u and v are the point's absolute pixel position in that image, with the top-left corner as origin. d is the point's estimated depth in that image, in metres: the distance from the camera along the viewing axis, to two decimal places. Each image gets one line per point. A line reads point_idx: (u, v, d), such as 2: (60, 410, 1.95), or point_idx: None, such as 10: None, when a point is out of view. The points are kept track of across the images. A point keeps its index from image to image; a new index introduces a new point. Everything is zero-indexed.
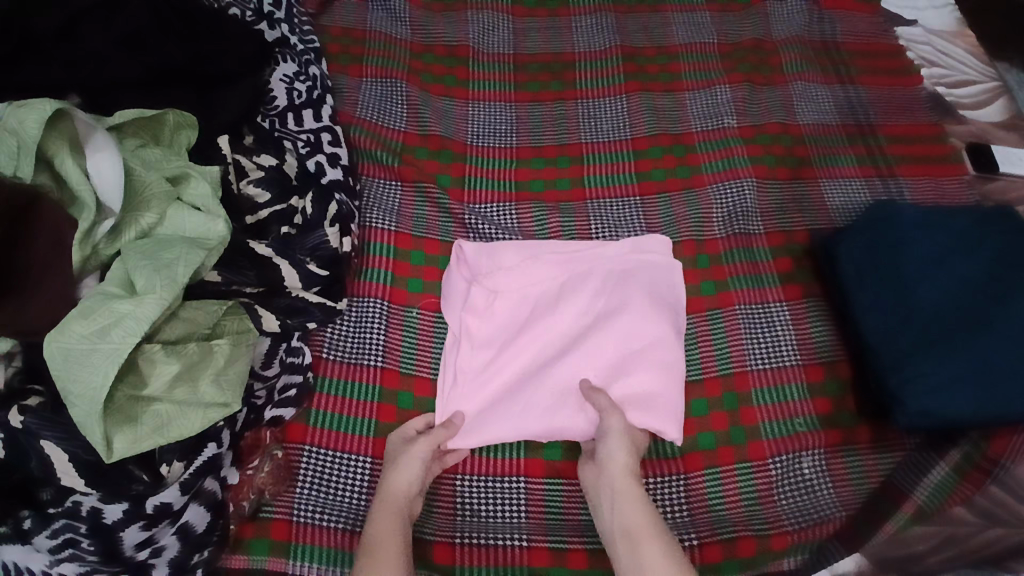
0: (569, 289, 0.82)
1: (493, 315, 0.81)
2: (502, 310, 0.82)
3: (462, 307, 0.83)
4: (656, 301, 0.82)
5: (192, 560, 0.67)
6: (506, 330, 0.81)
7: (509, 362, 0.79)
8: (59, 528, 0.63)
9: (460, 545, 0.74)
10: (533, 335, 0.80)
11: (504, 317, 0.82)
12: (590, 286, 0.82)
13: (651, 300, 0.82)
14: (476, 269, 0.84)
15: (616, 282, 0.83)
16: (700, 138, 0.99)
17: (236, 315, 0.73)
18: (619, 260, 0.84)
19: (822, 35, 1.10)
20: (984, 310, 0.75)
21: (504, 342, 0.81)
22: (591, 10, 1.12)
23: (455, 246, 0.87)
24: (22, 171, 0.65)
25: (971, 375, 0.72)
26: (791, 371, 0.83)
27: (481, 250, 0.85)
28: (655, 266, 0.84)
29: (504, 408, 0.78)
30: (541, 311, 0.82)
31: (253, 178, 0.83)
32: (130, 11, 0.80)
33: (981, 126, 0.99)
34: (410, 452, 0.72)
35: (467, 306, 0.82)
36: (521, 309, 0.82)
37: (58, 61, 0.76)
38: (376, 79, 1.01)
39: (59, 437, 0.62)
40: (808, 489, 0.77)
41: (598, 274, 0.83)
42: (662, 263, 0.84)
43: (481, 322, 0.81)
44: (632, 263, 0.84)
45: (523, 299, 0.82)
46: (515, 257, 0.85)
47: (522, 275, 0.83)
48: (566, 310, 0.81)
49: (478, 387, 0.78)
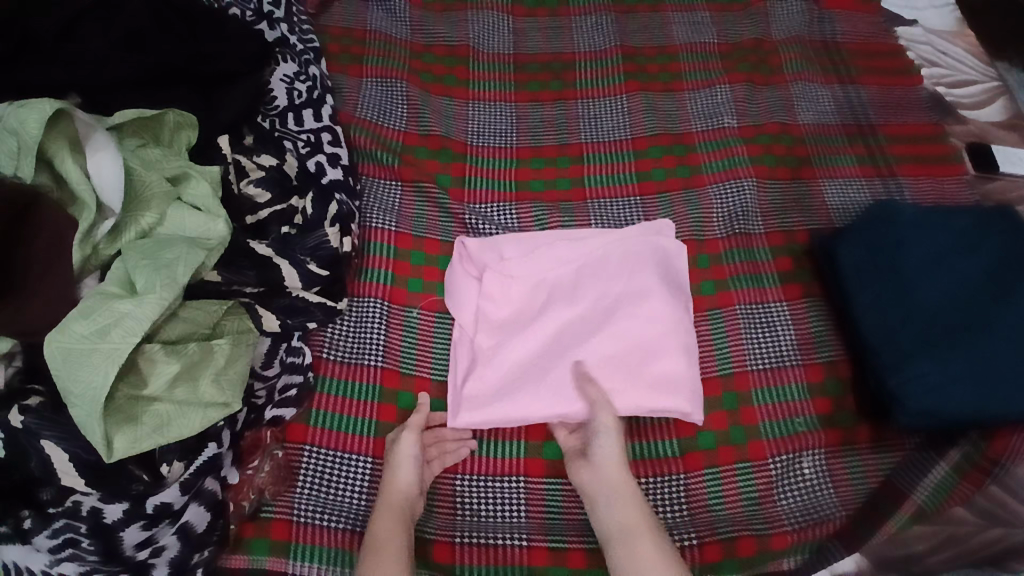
0: (583, 275, 0.83)
1: (507, 303, 0.82)
2: (515, 296, 0.83)
3: (476, 297, 0.83)
4: (667, 285, 0.82)
5: (192, 560, 0.68)
6: (519, 318, 0.82)
7: (521, 348, 0.80)
8: (59, 528, 0.63)
9: (460, 544, 0.74)
10: (544, 321, 0.81)
11: (518, 306, 0.83)
12: (603, 271, 0.83)
13: (662, 284, 0.82)
14: (483, 261, 0.85)
15: (628, 269, 0.83)
16: (701, 138, 0.99)
17: (237, 314, 0.74)
18: (626, 241, 0.84)
19: (822, 36, 1.10)
20: (984, 310, 0.75)
21: (519, 328, 0.81)
22: (591, 10, 1.12)
23: (460, 242, 0.87)
24: (22, 170, 0.65)
25: (971, 374, 0.72)
26: (791, 370, 0.83)
27: (483, 244, 0.86)
28: (660, 248, 0.84)
29: (516, 393, 0.78)
30: (552, 297, 0.82)
31: (253, 178, 0.83)
32: (130, 11, 0.81)
33: (981, 126, 0.99)
34: (403, 451, 0.73)
35: (481, 295, 0.83)
36: (534, 297, 0.83)
37: (58, 61, 0.76)
38: (376, 79, 1.01)
39: (59, 436, 0.62)
40: (808, 489, 0.77)
41: (608, 258, 0.83)
42: (668, 244, 0.84)
43: (495, 308, 0.82)
44: (638, 243, 0.84)
45: (537, 286, 0.83)
46: (518, 248, 0.86)
47: (534, 262, 0.84)
48: (578, 297, 0.82)
49: (489, 369, 0.79)
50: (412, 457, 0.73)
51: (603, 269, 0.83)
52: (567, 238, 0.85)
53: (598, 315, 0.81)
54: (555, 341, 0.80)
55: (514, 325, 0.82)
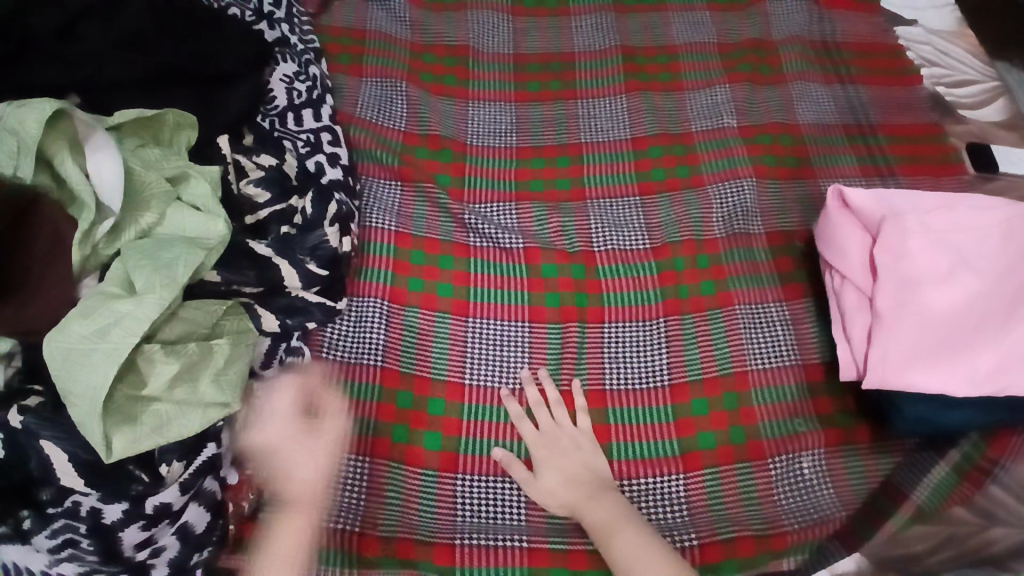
0: (899, 234, 0.74)
1: (900, 281, 0.73)
2: (858, 265, 0.77)
3: (852, 281, 0.77)
4: (959, 245, 0.75)
5: (192, 560, 0.68)
6: (894, 278, 0.74)
7: (925, 308, 0.72)
8: (59, 528, 0.63)
9: (460, 545, 0.73)
10: (915, 283, 0.73)
11: (884, 270, 0.74)
12: (913, 231, 0.75)
13: (960, 249, 0.75)
14: (848, 222, 0.79)
15: (935, 234, 0.75)
16: (701, 138, 0.99)
17: (236, 314, 0.73)
18: (889, 205, 0.78)
19: (822, 35, 1.10)
20: (998, 312, 0.72)
21: (907, 300, 0.73)
22: (591, 9, 1.13)
23: (836, 192, 0.80)
24: (21, 170, 0.64)
25: (987, 370, 0.70)
26: (791, 370, 0.83)
27: (849, 220, 0.79)
28: (949, 219, 0.76)
29: (915, 343, 0.71)
30: (895, 260, 0.74)
31: (253, 178, 0.83)
32: (131, 13, 0.80)
33: (981, 125, 0.99)
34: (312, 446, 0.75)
35: (865, 273, 0.77)
36: (884, 256, 0.74)
37: (56, 60, 0.75)
38: (376, 79, 1.01)
39: (59, 437, 0.61)
40: (808, 489, 0.77)
41: (927, 223, 0.75)
42: (966, 222, 0.76)
43: (875, 279, 0.75)
44: (900, 206, 0.78)
45: (895, 264, 0.74)
46: (853, 233, 0.79)
47: (850, 238, 0.79)
48: (912, 263, 0.74)
49: (899, 333, 0.71)
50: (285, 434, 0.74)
51: (921, 247, 0.74)
52: (847, 214, 0.80)
53: (925, 274, 0.73)
54: (943, 297, 0.73)
55: (904, 294, 0.73)
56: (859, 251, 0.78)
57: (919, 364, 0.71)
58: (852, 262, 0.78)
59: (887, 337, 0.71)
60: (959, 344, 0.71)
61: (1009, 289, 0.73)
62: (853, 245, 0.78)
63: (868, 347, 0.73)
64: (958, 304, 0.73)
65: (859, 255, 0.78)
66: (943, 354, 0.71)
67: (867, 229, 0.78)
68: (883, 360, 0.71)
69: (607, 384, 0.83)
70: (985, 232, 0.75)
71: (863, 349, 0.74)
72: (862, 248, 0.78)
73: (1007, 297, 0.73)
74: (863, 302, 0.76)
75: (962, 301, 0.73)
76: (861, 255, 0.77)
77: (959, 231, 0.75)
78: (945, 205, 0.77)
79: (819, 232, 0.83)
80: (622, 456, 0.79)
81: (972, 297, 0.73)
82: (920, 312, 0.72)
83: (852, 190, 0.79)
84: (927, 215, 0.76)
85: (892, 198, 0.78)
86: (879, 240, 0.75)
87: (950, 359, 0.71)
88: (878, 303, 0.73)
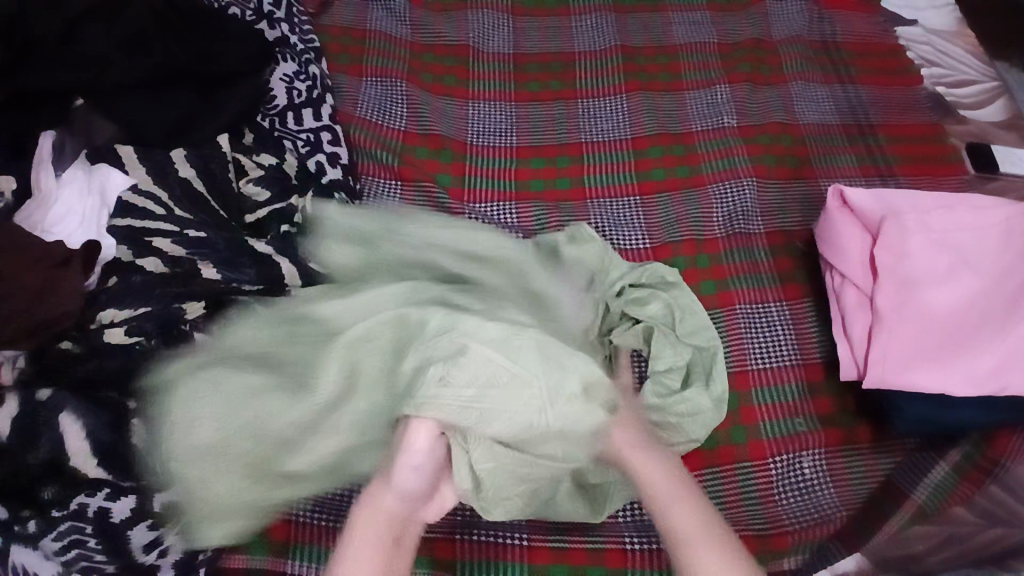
0: (898, 236, 0.75)
1: (897, 283, 0.74)
2: (856, 266, 0.77)
3: (851, 283, 0.77)
4: (958, 245, 0.76)
5: (197, 559, 0.66)
6: (893, 279, 0.74)
7: (923, 308, 0.73)
8: (64, 530, 0.60)
9: (461, 540, 0.72)
10: (914, 283, 0.74)
11: (884, 270, 0.74)
12: (913, 231, 0.76)
13: (961, 249, 0.75)
14: (849, 221, 0.80)
15: (935, 233, 0.76)
16: (700, 138, 0.99)
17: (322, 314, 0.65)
18: (888, 205, 0.79)
19: (822, 35, 1.10)
20: (999, 313, 0.73)
21: (906, 301, 0.73)
22: (590, 10, 1.13)
23: (833, 191, 0.81)
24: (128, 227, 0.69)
25: (987, 369, 0.70)
26: (790, 370, 0.83)
27: (851, 220, 0.80)
28: (949, 219, 0.77)
29: (914, 343, 0.71)
30: (894, 262, 0.75)
31: (253, 177, 0.80)
32: (133, 12, 0.80)
33: (981, 125, 1.00)
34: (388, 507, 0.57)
35: (863, 274, 0.77)
36: (883, 256, 0.75)
37: (59, 61, 0.75)
38: (375, 79, 1.01)
39: (81, 412, 0.61)
40: (808, 490, 0.77)
41: (926, 224, 0.76)
42: (965, 220, 0.77)
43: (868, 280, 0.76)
44: (897, 204, 0.79)
45: (894, 263, 0.74)
46: (853, 233, 0.79)
47: (849, 238, 0.79)
48: (911, 264, 0.74)
49: (896, 334, 0.72)
50: (416, 468, 0.57)
51: (921, 246, 0.75)
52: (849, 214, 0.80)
53: (923, 273, 0.74)
54: (941, 296, 0.74)
55: (901, 295, 0.73)
56: (858, 250, 0.78)
57: (919, 364, 0.71)
58: (852, 263, 0.78)
59: (886, 338, 0.72)
60: (960, 343, 0.72)
61: (1009, 287, 0.74)
62: (853, 246, 0.78)
63: (868, 347, 0.73)
64: (958, 304, 0.73)
65: (858, 255, 0.78)
66: (943, 355, 0.71)
67: (866, 229, 0.78)
68: (885, 361, 0.71)
69: (750, 364, 0.83)
70: (982, 231, 0.76)
71: (863, 349, 0.74)
72: (862, 248, 0.78)
73: (1008, 296, 0.73)
74: (864, 303, 0.76)
75: (961, 302, 0.74)
76: (860, 256, 0.78)
77: (959, 230, 0.76)
78: (944, 205, 0.78)
79: (817, 231, 0.83)
80: (773, 434, 0.80)
81: (971, 297, 0.74)
82: (918, 313, 0.73)
83: (852, 190, 0.80)
84: (928, 215, 0.77)
85: (891, 199, 0.79)
86: (878, 240, 0.76)
87: (951, 357, 0.71)
88: (878, 303, 0.73)
